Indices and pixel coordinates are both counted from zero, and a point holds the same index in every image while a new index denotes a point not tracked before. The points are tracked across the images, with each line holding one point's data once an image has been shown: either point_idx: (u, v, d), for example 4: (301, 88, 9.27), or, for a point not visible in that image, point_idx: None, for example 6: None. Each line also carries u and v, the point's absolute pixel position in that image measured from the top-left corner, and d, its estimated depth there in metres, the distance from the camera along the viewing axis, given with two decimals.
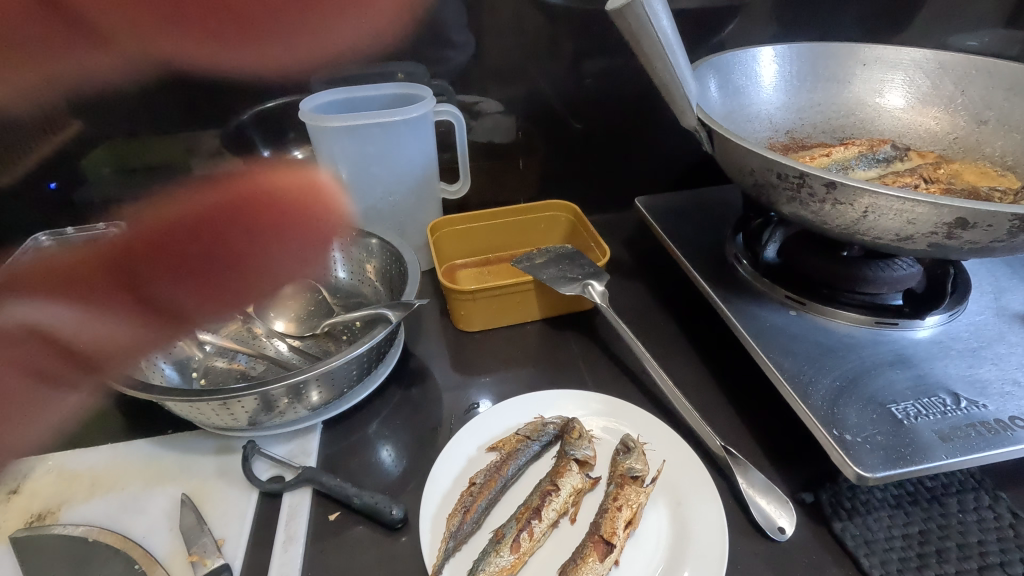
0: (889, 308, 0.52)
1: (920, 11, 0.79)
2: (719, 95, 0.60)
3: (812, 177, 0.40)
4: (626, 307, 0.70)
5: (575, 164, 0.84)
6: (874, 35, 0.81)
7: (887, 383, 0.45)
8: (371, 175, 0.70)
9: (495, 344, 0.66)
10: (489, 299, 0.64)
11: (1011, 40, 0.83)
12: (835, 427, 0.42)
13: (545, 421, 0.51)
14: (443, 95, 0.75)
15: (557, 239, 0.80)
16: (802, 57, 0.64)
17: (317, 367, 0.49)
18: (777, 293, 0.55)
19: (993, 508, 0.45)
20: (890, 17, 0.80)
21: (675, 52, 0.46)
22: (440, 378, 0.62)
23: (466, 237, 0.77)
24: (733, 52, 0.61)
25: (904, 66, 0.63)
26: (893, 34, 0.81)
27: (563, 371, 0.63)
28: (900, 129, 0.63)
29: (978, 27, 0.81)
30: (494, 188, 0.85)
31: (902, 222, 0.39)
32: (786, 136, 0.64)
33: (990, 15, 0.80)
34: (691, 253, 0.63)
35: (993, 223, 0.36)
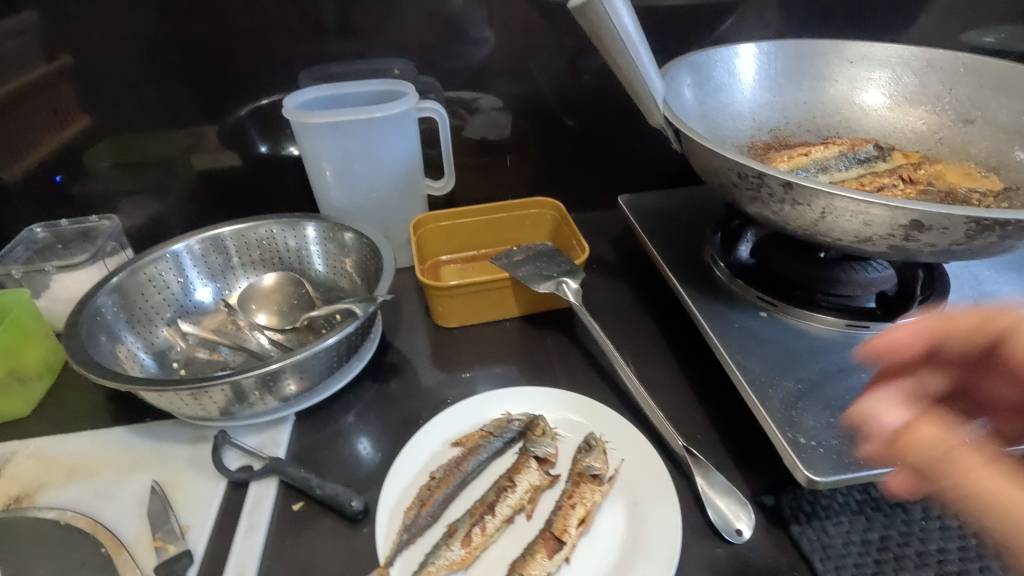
0: (862, 310, 0.51)
1: (917, 7, 0.77)
2: (698, 93, 0.59)
3: (770, 176, 0.40)
4: (607, 306, 0.70)
5: (563, 161, 0.84)
6: (870, 33, 0.80)
7: (850, 387, 0.45)
8: (354, 172, 0.71)
9: (473, 341, 0.67)
10: (466, 295, 0.65)
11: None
12: (791, 429, 0.41)
13: (510, 418, 0.52)
14: (429, 92, 0.76)
15: (542, 236, 0.80)
16: (788, 54, 0.63)
17: (284, 360, 0.50)
18: (750, 294, 0.55)
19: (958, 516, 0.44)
20: (887, 13, 0.78)
21: (639, 48, 0.45)
22: (415, 373, 0.63)
23: (451, 234, 0.77)
24: (714, 49, 0.60)
25: (891, 64, 0.61)
26: (890, 31, 0.79)
27: (537, 368, 0.63)
28: (885, 128, 0.61)
29: (978, 24, 0.79)
30: (483, 185, 0.85)
31: (860, 223, 0.38)
32: (768, 135, 0.63)
33: (991, 11, 0.78)
34: (669, 254, 0.62)
35: (949, 226, 0.36)
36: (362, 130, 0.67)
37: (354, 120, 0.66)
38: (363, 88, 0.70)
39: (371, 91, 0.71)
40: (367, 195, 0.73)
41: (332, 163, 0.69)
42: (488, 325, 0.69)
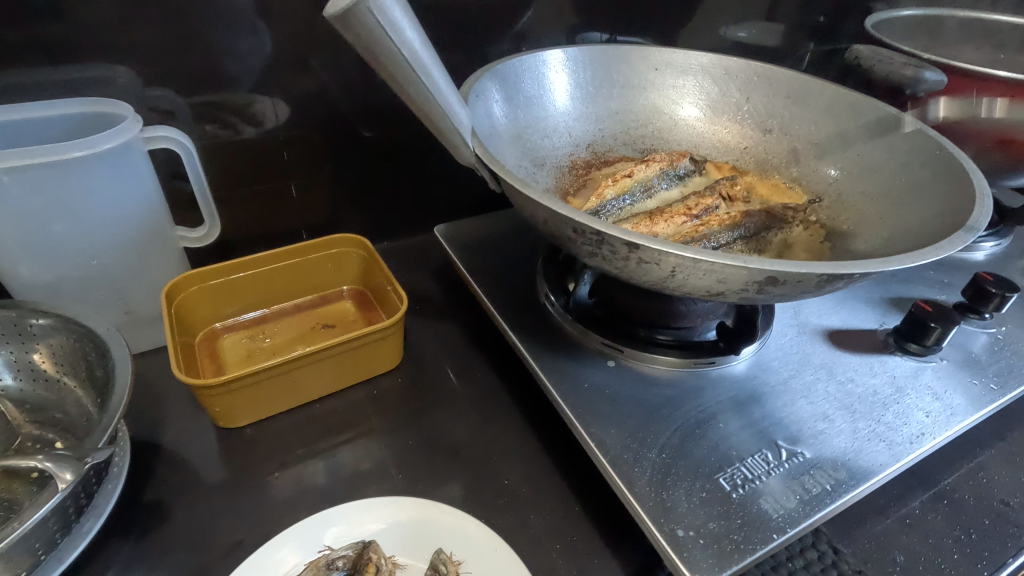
0: (705, 344, 0.48)
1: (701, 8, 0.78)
2: (507, 110, 0.50)
3: (612, 236, 0.33)
4: (439, 362, 0.60)
5: (366, 185, 0.71)
6: (665, 34, 0.78)
7: (710, 442, 0.41)
8: (50, 235, 0.49)
9: (272, 439, 0.51)
10: (256, 384, 0.49)
11: (785, 34, 0.85)
12: (666, 521, 0.36)
13: (331, 560, 0.40)
14: (164, 109, 0.56)
15: (350, 279, 0.67)
16: (594, 60, 0.56)
17: None
18: (593, 341, 0.48)
19: (817, 545, 0.44)
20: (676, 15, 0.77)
21: (432, 71, 0.34)
22: (192, 508, 0.46)
23: (227, 292, 0.60)
24: (519, 56, 0.51)
25: (693, 72, 0.58)
26: (681, 31, 0.79)
27: (363, 461, 0.50)
28: (697, 139, 0.58)
29: (750, 19, 0.82)
30: (267, 223, 0.68)
31: (712, 280, 0.33)
32: (587, 151, 0.57)
33: (759, 6, 0.81)
34: (500, 296, 0.53)
35: (802, 278, 0.32)
36: (57, 175, 0.47)
37: (32, 161, 0.45)
38: (52, 114, 0.50)
39: (65, 115, 0.50)
40: (82, 264, 0.51)
41: (8, 228, 0.47)
42: (293, 412, 0.54)
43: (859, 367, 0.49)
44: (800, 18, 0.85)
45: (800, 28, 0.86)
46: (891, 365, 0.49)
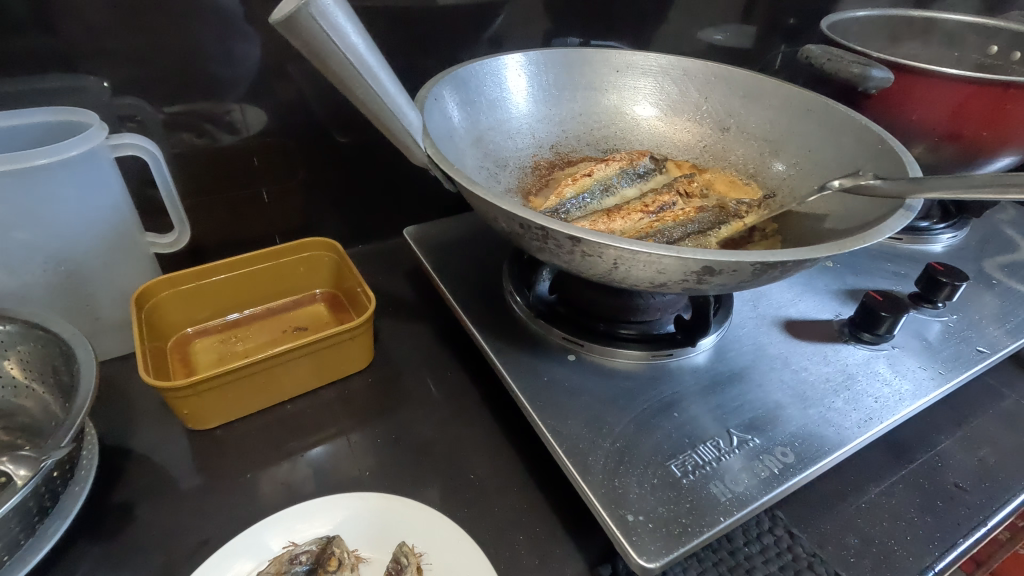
0: (664, 337, 0.49)
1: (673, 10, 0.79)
2: (469, 113, 0.51)
3: (556, 230, 0.34)
4: (409, 363, 0.61)
5: (338, 190, 0.72)
6: (638, 36, 0.80)
7: (664, 431, 0.42)
8: (16, 243, 0.49)
9: (241, 441, 0.52)
10: (225, 385, 0.50)
11: (755, 36, 0.87)
12: (618, 506, 0.37)
13: (294, 555, 0.40)
14: (132, 117, 0.57)
15: (322, 282, 0.68)
16: (555, 63, 0.57)
17: None
18: (555, 336, 0.49)
19: (773, 531, 0.45)
20: (648, 18, 0.78)
21: (379, 74, 0.36)
22: (159, 510, 0.46)
23: (197, 297, 0.60)
24: (479, 59, 0.52)
25: (653, 73, 0.59)
26: (653, 33, 0.80)
27: (331, 460, 0.51)
28: (658, 138, 0.59)
29: (722, 21, 0.83)
30: (239, 229, 0.68)
31: (653, 271, 0.34)
32: (550, 152, 0.58)
33: (730, 8, 0.83)
34: (466, 296, 0.54)
35: (737, 268, 0.33)
36: (21, 183, 0.47)
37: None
38: (18, 123, 0.50)
39: (31, 124, 0.51)
40: (50, 271, 0.52)
41: None
42: (262, 414, 0.54)
43: (813, 356, 0.50)
44: (769, 19, 0.86)
45: (769, 29, 0.87)
46: (846, 354, 0.50)
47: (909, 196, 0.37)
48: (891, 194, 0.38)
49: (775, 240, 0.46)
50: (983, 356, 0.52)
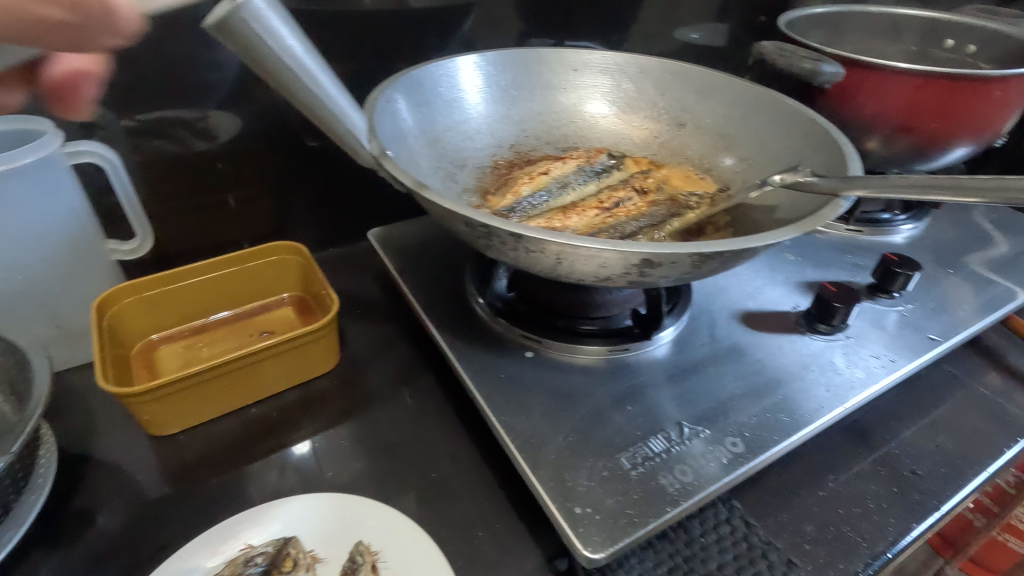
0: (621, 331, 0.50)
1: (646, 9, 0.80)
2: (425, 114, 0.51)
3: (497, 227, 0.34)
4: (376, 364, 0.61)
5: (307, 193, 0.72)
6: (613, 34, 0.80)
7: (616, 424, 0.43)
8: None
9: (203, 445, 0.52)
10: (185, 390, 0.50)
11: (728, 33, 0.88)
12: (566, 500, 0.37)
13: (249, 557, 0.41)
14: (92, 125, 0.56)
15: (289, 286, 0.68)
16: (513, 63, 0.57)
17: None
18: (514, 333, 0.50)
19: (730, 521, 0.45)
20: (622, 16, 0.79)
21: (316, 75, 0.36)
22: (119, 516, 0.46)
23: (162, 303, 0.60)
24: (435, 61, 0.52)
25: (612, 71, 0.59)
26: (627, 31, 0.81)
27: (293, 463, 0.51)
28: (615, 135, 0.60)
29: (696, 20, 0.84)
30: (206, 234, 0.68)
31: (595, 266, 0.35)
32: (510, 151, 0.58)
33: (704, 6, 0.83)
34: (428, 296, 0.55)
35: (676, 260, 0.34)
36: None
37: None
38: None
39: None
40: (8, 280, 0.52)
41: None
42: (226, 418, 0.54)
43: (769, 348, 0.51)
44: (740, 16, 0.87)
45: (743, 26, 0.88)
46: (802, 345, 0.51)
47: (841, 191, 0.38)
48: (826, 189, 0.39)
49: (726, 233, 0.47)
50: (936, 343, 0.53)
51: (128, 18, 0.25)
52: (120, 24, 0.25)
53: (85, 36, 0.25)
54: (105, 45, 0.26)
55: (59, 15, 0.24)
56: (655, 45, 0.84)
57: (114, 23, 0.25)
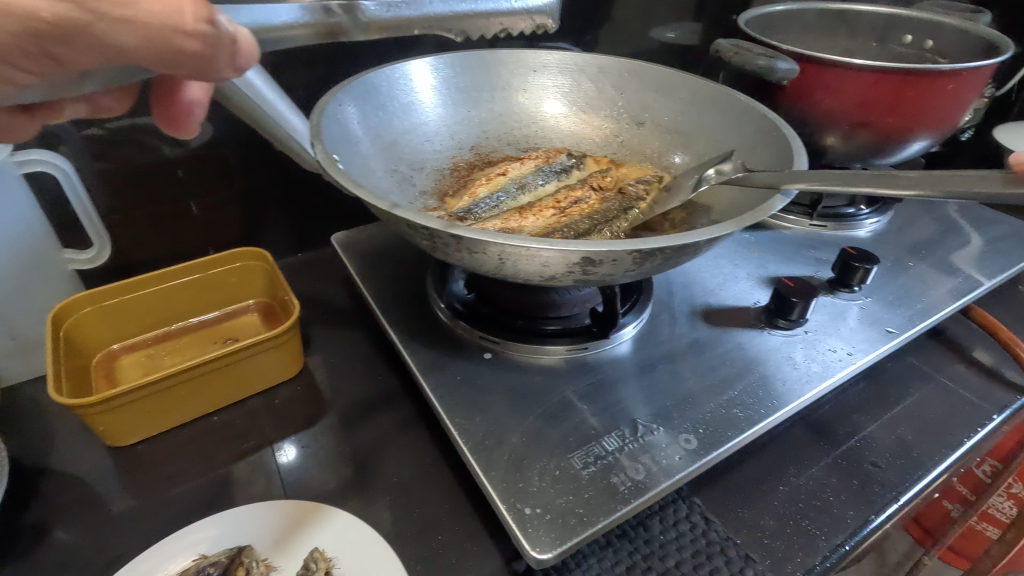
0: (580, 330, 0.50)
1: (618, 8, 0.80)
2: (380, 117, 0.51)
3: (437, 229, 0.34)
4: (341, 370, 0.60)
5: (273, 199, 0.71)
6: (586, 34, 0.80)
7: (572, 423, 0.43)
8: None
9: (162, 455, 0.51)
10: (140, 400, 0.49)
11: (702, 32, 0.88)
12: (517, 500, 0.37)
13: (203, 566, 0.41)
14: (46, 134, 0.56)
15: (255, 292, 0.67)
16: (472, 65, 0.57)
17: None
18: (473, 335, 0.50)
19: (690, 518, 0.45)
20: (594, 16, 0.79)
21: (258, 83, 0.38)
22: (73, 530, 0.46)
23: (122, 313, 0.60)
24: (391, 64, 0.52)
25: (571, 71, 0.59)
26: (600, 30, 0.81)
27: (253, 471, 0.50)
28: (577, 136, 0.60)
29: (670, 19, 0.84)
30: (170, 242, 0.68)
31: (538, 265, 0.35)
32: (471, 153, 0.59)
33: (677, 5, 0.84)
34: (389, 300, 0.54)
35: (616, 258, 0.34)
36: None
37: None
38: None
39: None
40: None
41: None
42: (186, 428, 0.54)
43: (729, 344, 0.51)
44: (714, 15, 0.87)
45: (717, 24, 0.88)
46: (763, 340, 0.52)
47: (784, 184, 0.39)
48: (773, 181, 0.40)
49: (681, 230, 0.47)
50: (894, 336, 0.53)
51: (248, 54, 0.28)
52: (238, 57, 0.28)
53: (206, 66, 0.27)
54: (217, 75, 0.28)
55: (196, 50, 0.26)
56: (629, 44, 0.84)
57: (238, 57, 0.28)
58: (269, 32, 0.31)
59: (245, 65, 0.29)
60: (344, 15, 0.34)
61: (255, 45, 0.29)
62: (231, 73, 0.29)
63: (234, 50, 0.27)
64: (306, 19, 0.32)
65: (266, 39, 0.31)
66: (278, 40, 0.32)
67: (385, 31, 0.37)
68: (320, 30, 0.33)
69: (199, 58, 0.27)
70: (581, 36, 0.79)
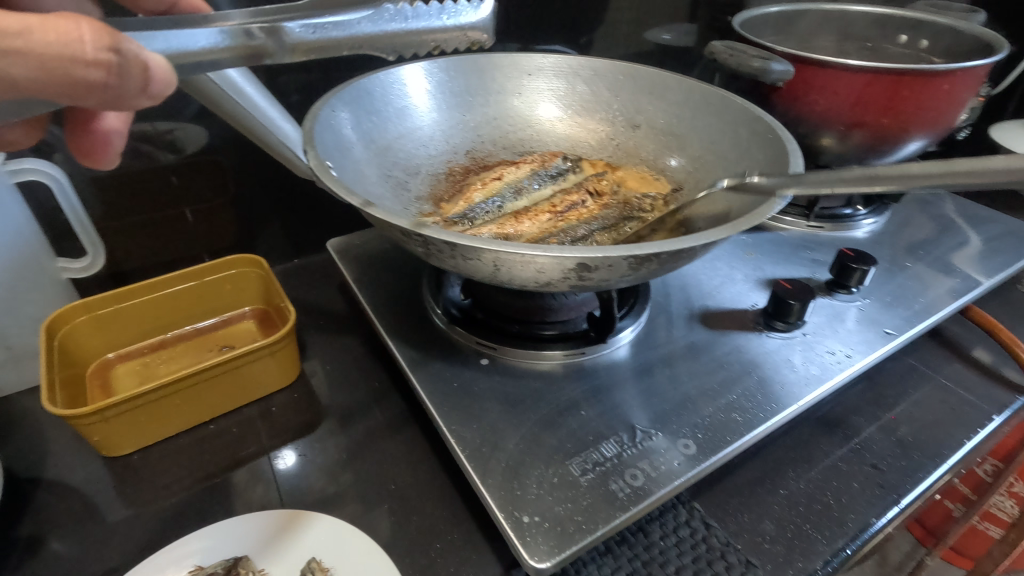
0: (578, 335, 0.50)
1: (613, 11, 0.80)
2: (373, 123, 0.51)
3: (431, 236, 0.34)
4: (338, 376, 0.60)
5: (268, 205, 0.71)
6: (581, 37, 0.80)
7: (570, 429, 0.42)
8: None
9: (157, 464, 0.51)
10: (135, 409, 0.49)
11: (697, 34, 0.88)
12: (514, 508, 0.37)
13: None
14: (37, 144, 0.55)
15: (251, 299, 0.67)
16: (466, 69, 0.57)
17: None
18: (470, 341, 0.49)
19: (689, 523, 0.45)
20: (589, 19, 0.79)
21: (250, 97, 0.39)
22: (67, 542, 0.45)
23: (117, 321, 0.59)
24: (384, 70, 0.52)
25: (565, 75, 0.59)
26: (595, 33, 0.81)
27: (248, 480, 0.50)
28: (572, 139, 0.60)
29: (665, 21, 0.84)
30: (165, 250, 0.67)
31: (533, 271, 0.34)
32: (466, 157, 0.58)
33: (672, 7, 0.84)
34: (385, 306, 0.54)
35: (612, 263, 0.34)
36: None
37: None
38: None
39: None
40: None
41: None
42: (181, 437, 0.53)
43: (727, 347, 0.51)
44: (708, 17, 0.87)
45: (712, 26, 0.88)
46: (760, 343, 0.51)
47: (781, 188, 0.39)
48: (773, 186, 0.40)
49: (677, 234, 0.47)
50: (892, 337, 0.53)
51: (163, 81, 0.26)
52: (152, 84, 0.26)
53: (115, 96, 0.26)
54: (133, 105, 0.27)
55: (99, 77, 0.24)
56: (624, 47, 0.84)
57: (148, 81, 0.26)
58: (191, 57, 0.28)
59: (161, 92, 0.27)
60: (266, 37, 0.31)
61: (173, 71, 0.27)
62: (149, 102, 0.27)
63: (145, 76, 0.26)
64: (228, 42, 0.29)
65: (184, 65, 0.28)
66: (203, 64, 0.29)
67: (312, 53, 0.33)
68: (242, 54, 0.30)
69: (105, 88, 0.25)
70: (576, 39, 0.79)
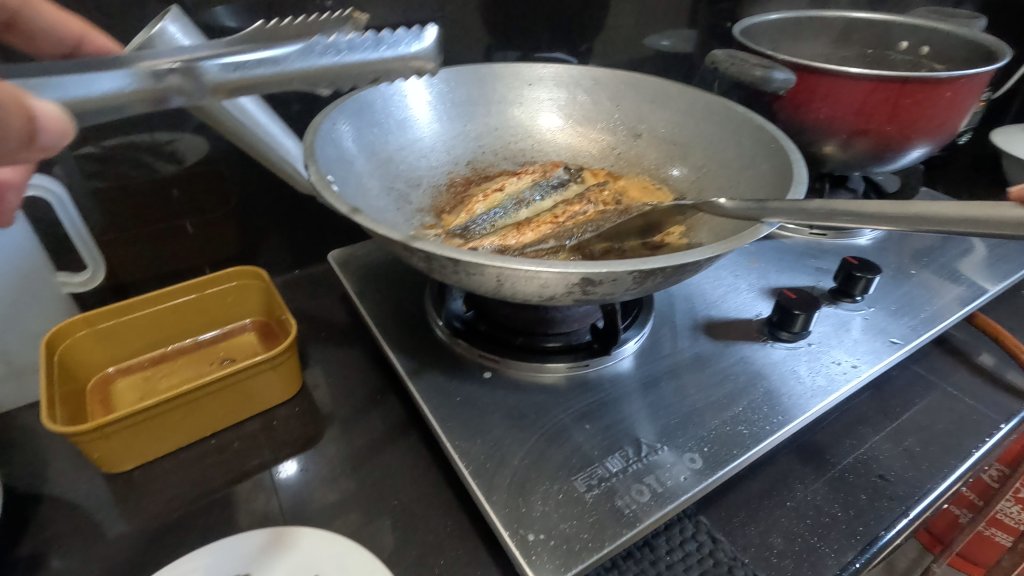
0: (581, 347, 0.49)
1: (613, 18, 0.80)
2: (373, 135, 0.50)
3: (434, 253, 0.33)
4: (339, 389, 0.59)
5: (268, 216, 0.71)
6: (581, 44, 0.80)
7: (575, 444, 0.42)
8: None
9: (158, 480, 0.50)
10: (136, 426, 0.48)
11: (697, 40, 0.88)
12: (519, 526, 0.36)
13: None
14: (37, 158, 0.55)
15: (252, 311, 0.66)
16: (467, 80, 0.57)
17: None
18: (473, 354, 0.49)
19: (696, 537, 0.45)
20: (588, 26, 0.79)
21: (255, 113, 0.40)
22: (67, 561, 0.45)
23: (118, 336, 0.59)
24: (384, 82, 0.52)
25: (567, 84, 0.59)
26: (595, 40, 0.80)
27: (250, 495, 0.49)
28: (573, 148, 0.60)
29: (663, 27, 0.84)
30: (165, 262, 0.67)
31: (537, 286, 0.34)
32: (467, 168, 0.58)
33: (671, 13, 0.84)
34: (387, 319, 0.54)
35: (616, 278, 0.33)
36: None
37: None
38: None
39: None
40: None
41: None
42: (182, 452, 0.53)
43: (731, 358, 0.50)
44: (708, 23, 0.87)
45: (711, 31, 0.88)
46: (765, 353, 0.51)
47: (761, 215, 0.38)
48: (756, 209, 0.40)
49: (682, 245, 0.46)
50: (898, 346, 0.52)
51: (55, 130, 0.26)
52: (40, 134, 0.26)
53: None
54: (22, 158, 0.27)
55: None
56: (624, 53, 0.84)
57: (35, 132, 0.26)
58: (89, 102, 0.27)
59: (54, 143, 0.27)
60: (179, 78, 0.28)
61: (69, 120, 0.27)
62: (40, 154, 0.27)
63: (31, 126, 0.25)
64: (133, 86, 0.27)
65: (82, 112, 0.27)
66: (107, 110, 0.27)
67: (235, 92, 0.30)
68: (148, 97, 0.28)
69: None
70: (576, 46, 0.79)
